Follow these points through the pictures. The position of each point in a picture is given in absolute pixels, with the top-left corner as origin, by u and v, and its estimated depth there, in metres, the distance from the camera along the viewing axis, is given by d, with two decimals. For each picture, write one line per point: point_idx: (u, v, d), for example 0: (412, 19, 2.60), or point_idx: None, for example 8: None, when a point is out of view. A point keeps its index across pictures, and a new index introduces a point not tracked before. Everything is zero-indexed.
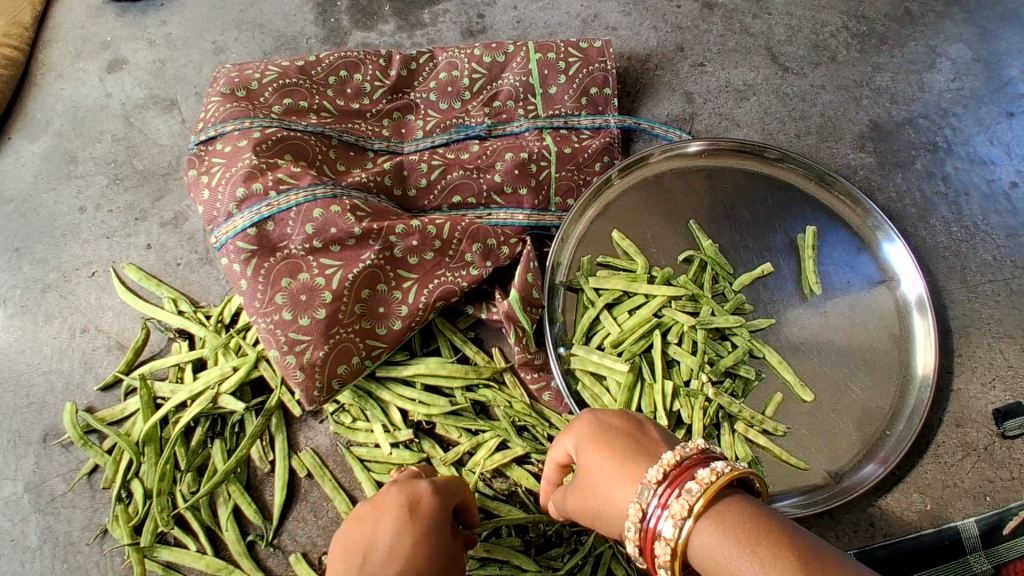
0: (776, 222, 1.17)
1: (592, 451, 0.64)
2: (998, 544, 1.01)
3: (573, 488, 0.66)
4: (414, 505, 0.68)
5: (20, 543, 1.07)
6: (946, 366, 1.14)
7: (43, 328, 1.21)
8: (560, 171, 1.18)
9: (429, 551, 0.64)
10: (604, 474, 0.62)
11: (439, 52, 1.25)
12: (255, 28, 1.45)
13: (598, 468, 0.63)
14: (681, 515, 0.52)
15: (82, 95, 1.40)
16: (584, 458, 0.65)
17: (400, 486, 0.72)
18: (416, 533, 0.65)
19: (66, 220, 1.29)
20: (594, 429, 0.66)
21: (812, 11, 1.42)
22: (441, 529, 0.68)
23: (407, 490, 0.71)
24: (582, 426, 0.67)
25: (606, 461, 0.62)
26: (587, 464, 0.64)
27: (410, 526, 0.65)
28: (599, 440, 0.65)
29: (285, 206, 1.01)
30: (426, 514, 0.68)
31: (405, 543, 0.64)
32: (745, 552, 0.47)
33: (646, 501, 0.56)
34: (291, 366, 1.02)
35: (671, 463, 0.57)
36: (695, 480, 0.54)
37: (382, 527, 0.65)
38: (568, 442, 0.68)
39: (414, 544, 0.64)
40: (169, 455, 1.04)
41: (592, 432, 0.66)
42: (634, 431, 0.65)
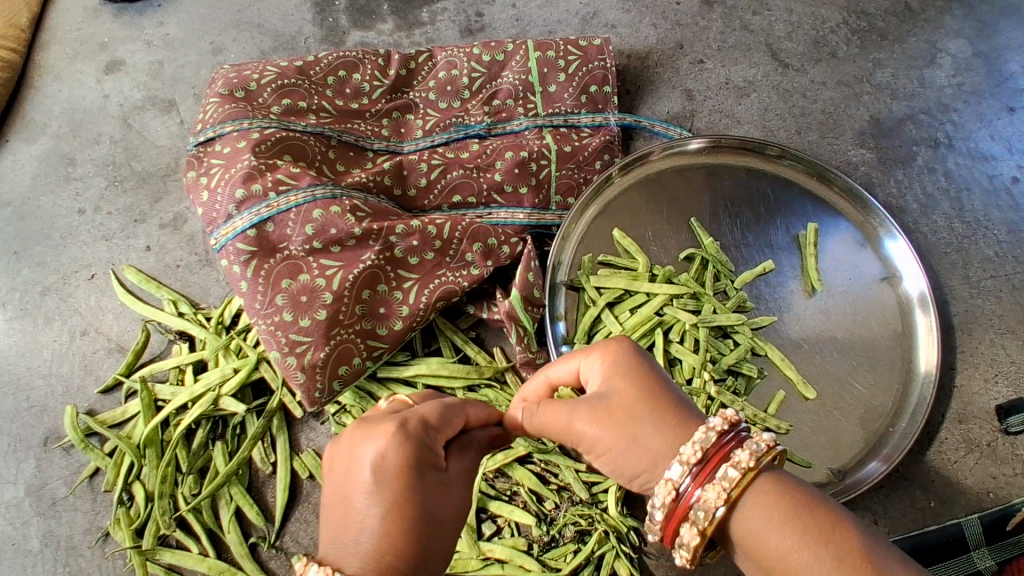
0: (777, 219, 1.17)
1: (631, 384, 0.63)
2: (1002, 540, 0.99)
3: (588, 406, 0.63)
4: (386, 461, 0.54)
5: (22, 547, 1.07)
6: (949, 362, 1.14)
7: (43, 331, 1.21)
8: (561, 170, 1.17)
9: (412, 523, 0.53)
10: (645, 416, 0.61)
11: (439, 51, 1.24)
12: (253, 28, 1.44)
13: (636, 405, 0.62)
14: (727, 488, 0.53)
15: (80, 97, 1.40)
16: (617, 388, 0.63)
17: (364, 429, 0.57)
18: (394, 504, 0.53)
19: (65, 224, 1.28)
20: (631, 361, 0.65)
21: (812, 7, 1.41)
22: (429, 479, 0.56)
23: (376, 438, 0.56)
24: (616, 354, 0.65)
25: (648, 402, 0.61)
26: (618, 396, 0.62)
27: (384, 500, 0.53)
28: (641, 374, 0.64)
29: (284, 207, 1.01)
30: (407, 473, 0.55)
31: (381, 520, 0.52)
32: (800, 540, 0.49)
33: (690, 461, 0.56)
34: (292, 367, 1.02)
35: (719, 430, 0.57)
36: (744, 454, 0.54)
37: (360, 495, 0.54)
38: (594, 365, 0.66)
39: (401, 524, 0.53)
40: (170, 458, 1.04)
41: (628, 371, 0.64)
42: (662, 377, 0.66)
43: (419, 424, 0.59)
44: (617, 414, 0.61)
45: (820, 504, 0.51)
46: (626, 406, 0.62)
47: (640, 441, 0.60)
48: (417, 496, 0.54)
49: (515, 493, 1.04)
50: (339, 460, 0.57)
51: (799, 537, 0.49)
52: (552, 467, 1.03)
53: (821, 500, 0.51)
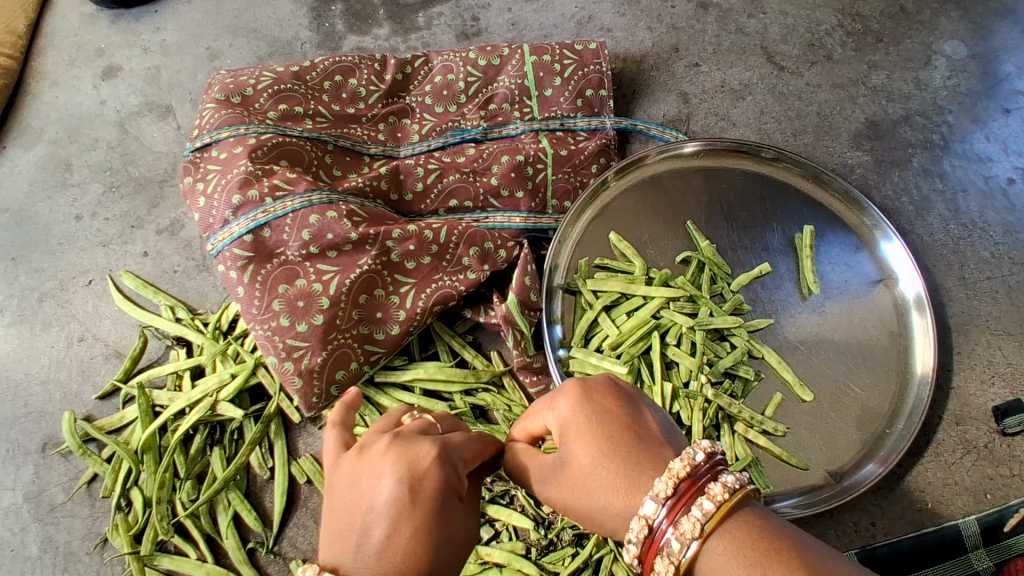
0: (774, 221, 1.17)
1: (585, 441, 0.60)
2: (999, 542, 0.99)
3: (552, 475, 0.63)
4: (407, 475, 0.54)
5: (21, 553, 1.07)
6: (946, 364, 1.14)
7: (41, 337, 1.21)
8: (557, 173, 1.17)
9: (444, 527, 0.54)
10: (600, 476, 0.59)
11: (435, 56, 1.24)
12: (249, 33, 1.44)
13: (599, 450, 0.59)
14: (690, 536, 0.53)
15: (76, 103, 1.40)
16: (574, 452, 0.61)
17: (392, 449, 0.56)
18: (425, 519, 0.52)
19: (62, 229, 1.28)
20: (589, 414, 0.61)
21: (807, 10, 1.42)
22: (449, 444, 0.58)
23: (406, 456, 0.54)
24: (573, 405, 0.62)
25: (611, 455, 0.59)
26: (576, 457, 0.61)
27: (404, 499, 0.52)
28: (597, 431, 0.60)
29: (281, 212, 1.01)
30: (411, 453, 0.55)
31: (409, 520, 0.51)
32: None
33: (651, 516, 0.55)
34: (289, 373, 1.02)
35: (679, 475, 0.56)
36: (708, 497, 0.53)
37: (357, 494, 0.53)
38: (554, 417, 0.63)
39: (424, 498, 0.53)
40: (168, 463, 1.04)
41: (587, 422, 0.61)
42: (627, 408, 0.62)
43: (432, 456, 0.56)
44: (573, 480, 0.61)
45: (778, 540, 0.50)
46: (577, 468, 0.61)
47: (600, 506, 0.60)
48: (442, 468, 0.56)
49: (512, 497, 1.04)
50: (362, 470, 0.54)
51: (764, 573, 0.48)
52: None
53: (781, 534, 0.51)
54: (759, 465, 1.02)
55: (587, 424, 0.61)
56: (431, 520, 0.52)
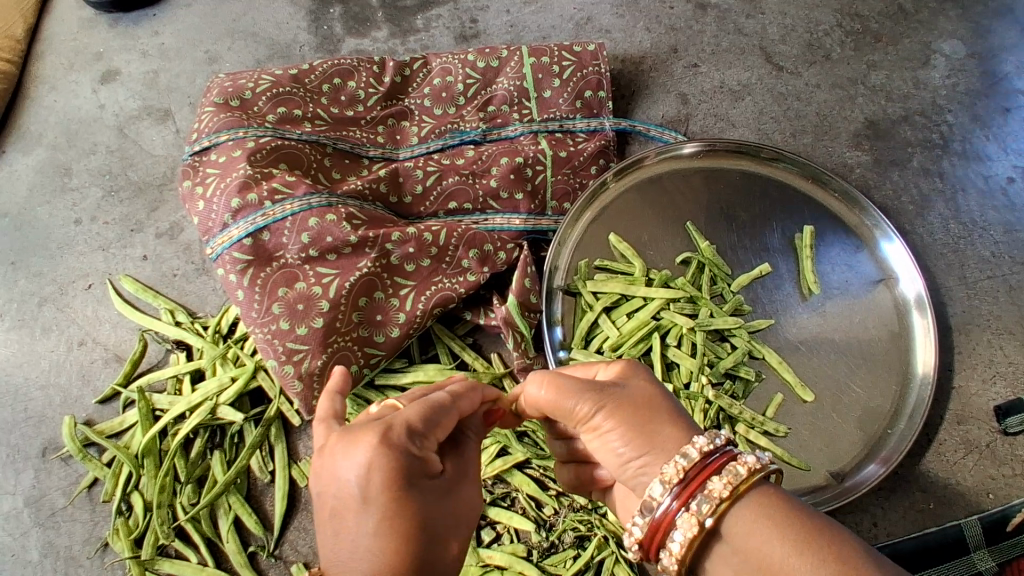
0: (773, 222, 1.17)
1: (649, 377, 0.65)
2: (1002, 542, 0.99)
3: (606, 390, 0.63)
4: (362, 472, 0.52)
5: (21, 558, 1.06)
6: (947, 364, 1.14)
7: (41, 341, 1.21)
8: (556, 175, 1.17)
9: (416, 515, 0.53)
10: (661, 405, 0.62)
11: (433, 58, 1.24)
12: (248, 36, 1.44)
13: (658, 390, 0.64)
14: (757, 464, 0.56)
15: (75, 107, 1.40)
16: (635, 382, 0.64)
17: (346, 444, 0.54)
18: (389, 518, 0.51)
19: (61, 233, 1.28)
20: (650, 372, 0.67)
21: (806, 9, 1.42)
22: (400, 427, 0.55)
23: (357, 455, 0.53)
24: (637, 363, 0.68)
25: (669, 399, 0.63)
26: (636, 384, 0.64)
27: (366, 503, 0.51)
28: (658, 376, 0.66)
29: (280, 215, 1.01)
30: (361, 448, 0.53)
31: (374, 521, 0.51)
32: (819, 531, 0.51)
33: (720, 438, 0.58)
34: (289, 376, 1.02)
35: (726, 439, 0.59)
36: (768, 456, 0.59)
37: (325, 494, 0.54)
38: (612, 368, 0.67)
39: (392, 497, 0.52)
40: (168, 467, 1.04)
41: (649, 374, 0.66)
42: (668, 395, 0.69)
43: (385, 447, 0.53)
44: (629, 401, 0.62)
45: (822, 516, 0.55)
46: (634, 395, 0.63)
47: (655, 433, 0.60)
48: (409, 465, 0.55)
49: (513, 499, 1.04)
50: (324, 472, 0.54)
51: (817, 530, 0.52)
52: (550, 474, 1.04)
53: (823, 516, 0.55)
54: None
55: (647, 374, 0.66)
56: (397, 514, 0.52)
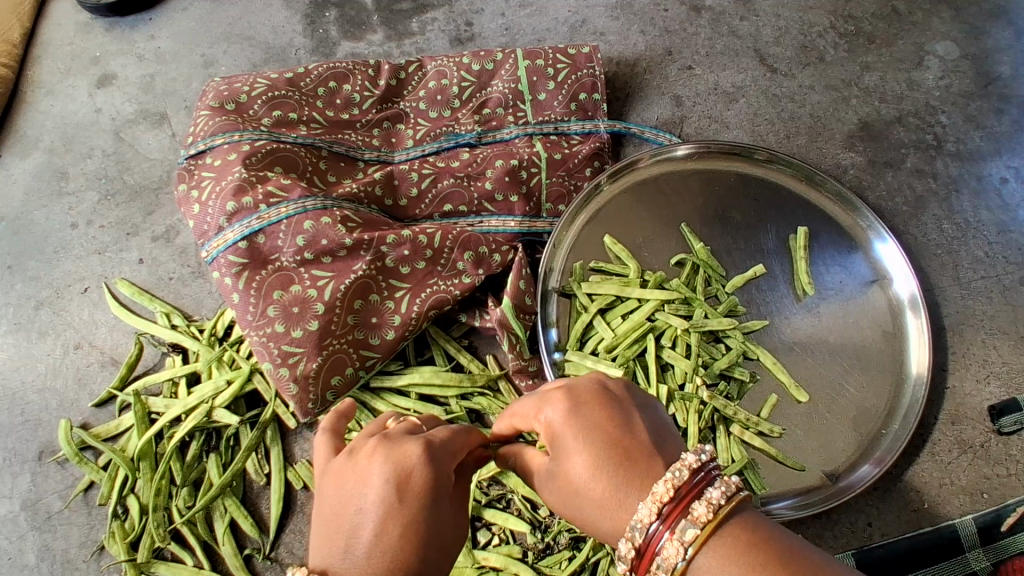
0: (767, 223, 1.17)
1: (582, 450, 0.60)
2: (997, 541, 0.99)
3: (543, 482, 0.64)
4: (387, 480, 0.53)
5: (18, 561, 1.06)
6: (941, 364, 1.14)
7: (37, 346, 1.21)
8: (551, 177, 1.18)
9: (429, 519, 0.53)
10: (594, 492, 0.58)
11: (428, 61, 1.25)
12: (244, 40, 1.45)
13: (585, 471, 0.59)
14: (704, 520, 0.53)
15: (72, 111, 1.40)
16: (559, 465, 0.61)
17: (380, 461, 0.55)
18: (407, 518, 0.52)
19: (58, 237, 1.29)
20: (577, 427, 0.60)
21: (800, 12, 1.42)
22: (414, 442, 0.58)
23: (391, 464, 0.55)
24: (561, 418, 0.61)
25: (597, 479, 0.58)
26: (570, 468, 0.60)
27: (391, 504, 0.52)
28: (594, 444, 0.60)
29: (275, 218, 1.01)
30: (396, 452, 0.56)
31: (395, 523, 0.52)
32: None
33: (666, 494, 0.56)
34: (285, 379, 1.02)
35: (691, 466, 0.57)
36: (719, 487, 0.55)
37: (344, 504, 0.53)
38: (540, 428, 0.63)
39: (398, 504, 0.53)
40: (164, 470, 1.04)
41: (574, 440, 0.60)
42: (618, 424, 0.61)
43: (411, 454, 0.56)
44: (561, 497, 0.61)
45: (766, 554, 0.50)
46: (563, 484, 0.61)
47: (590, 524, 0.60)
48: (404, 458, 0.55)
49: (509, 501, 1.04)
50: (350, 471, 0.55)
51: None
52: None
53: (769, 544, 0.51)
54: (755, 467, 1.02)
55: (573, 441, 0.60)
56: (414, 516, 0.53)
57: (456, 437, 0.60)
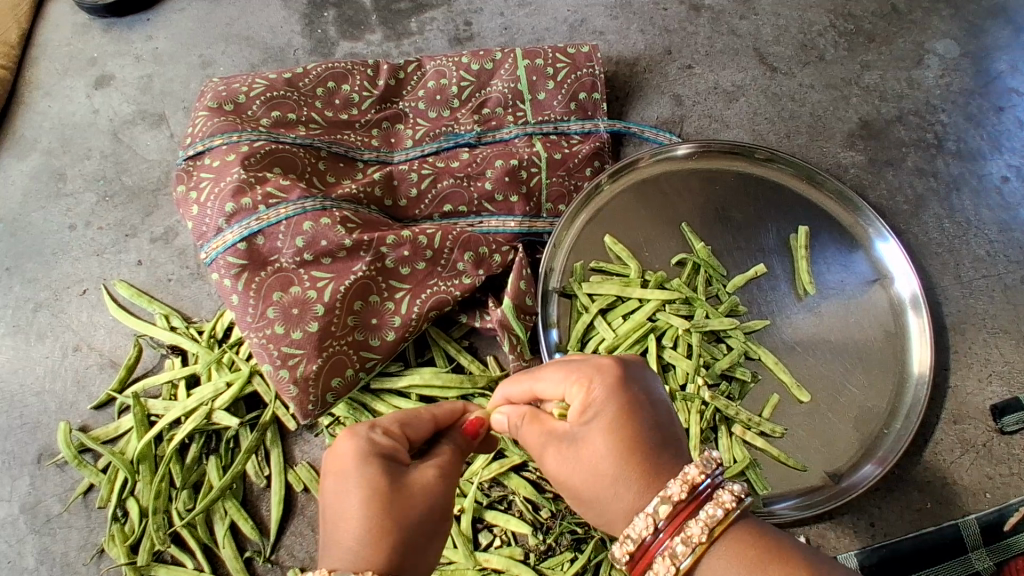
0: (768, 222, 1.17)
1: (603, 430, 0.62)
2: (999, 541, 0.99)
3: (562, 446, 0.64)
4: (355, 460, 0.62)
5: (17, 565, 1.06)
6: (943, 363, 1.14)
7: (35, 348, 1.20)
8: (551, 177, 1.17)
9: (396, 483, 0.62)
10: (612, 465, 0.61)
11: (427, 61, 1.24)
12: (242, 40, 1.44)
13: (615, 441, 0.61)
14: (697, 541, 0.55)
15: (69, 112, 1.40)
16: (589, 433, 0.63)
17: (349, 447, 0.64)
18: (377, 486, 0.61)
19: (56, 239, 1.28)
20: (615, 402, 0.63)
21: (799, 10, 1.42)
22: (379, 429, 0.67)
23: (357, 447, 0.64)
24: (601, 389, 0.64)
25: (625, 455, 0.61)
26: (588, 442, 0.62)
27: (360, 478, 0.61)
28: (615, 426, 0.62)
29: (274, 219, 1.01)
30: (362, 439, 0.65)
31: (368, 492, 0.60)
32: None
33: (660, 514, 0.57)
34: (285, 381, 1.02)
35: (692, 481, 0.58)
36: (716, 505, 0.57)
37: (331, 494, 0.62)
38: (574, 395, 0.65)
39: (375, 488, 0.60)
40: (164, 473, 1.04)
41: (609, 412, 0.62)
42: (651, 409, 0.64)
43: (375, 434, 0.66)
44: (582, 464, 0.63)
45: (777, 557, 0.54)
46: (588, 451, 0.62)
47: (604, 497, 0.62)
48: (377, 450, 0.64)
49: (510, 502, 1.04)
50: (332, 464, 0.64)
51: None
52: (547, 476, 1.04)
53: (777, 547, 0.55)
54: (757, 467, 1.02)
55: (608, 413, 0.63)
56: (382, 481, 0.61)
57: (416, 421, 0.70)
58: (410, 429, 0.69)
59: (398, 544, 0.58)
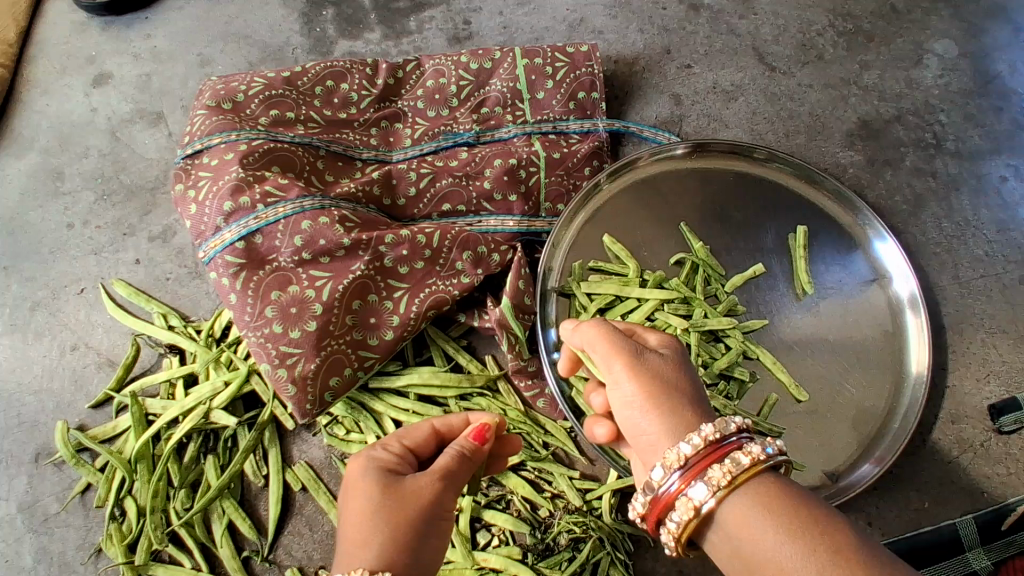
0: (767, 222, 1.17)
1: (675, 356, 0.68)
2: (997, 540, 0.99)
3: (636, 350, 0.68)
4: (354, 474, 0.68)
5: (14, 564, 1.06)
6: (941, 363, 1.14)
7: (33, 347, 1.20)
8: (550, 177, 1.17)
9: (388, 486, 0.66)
10: (680, 381, 0.66)
11: (426, 60, 1.24)
12: (240, 39, 1.44)
13: (684, 369, 0.67)
14: (717, 485, 0.57)
15: (67, 110, 1.40)
16: (664, 354, 0.68)
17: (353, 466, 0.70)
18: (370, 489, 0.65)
19: (54, 238, 1.28)
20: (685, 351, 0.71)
21: (798, 10, 1.42)
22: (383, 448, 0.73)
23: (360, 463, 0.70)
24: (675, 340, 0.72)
25: (691, 382, 0.66)
26: (658, 358, 0.67)
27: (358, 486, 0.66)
28: (684, 360, 0.69)
29: (272, 219, 1.01)
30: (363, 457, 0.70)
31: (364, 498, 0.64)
32: (786, 535, 0.52)
33: (685, 457, 0.59)
34: (283, 380, 1.01)
35: (718, 433, 0.60)
36: (743, 456, 0.58)
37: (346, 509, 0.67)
38: (651, 337, 0.72)
39: (370, 493, 0.64)
40: (162, 472, 1.04)
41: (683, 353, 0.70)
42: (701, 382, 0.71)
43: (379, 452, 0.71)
44: (654, 370, 0.66)
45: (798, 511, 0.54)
46: (661, 365, 0.67)
47: (670, 403, 0.64)
48: (376, 462, 0.69)
49: (509, 502, 1.04)
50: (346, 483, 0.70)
51: (789, 534, 0.52)
52: (544, 475, 1.05)
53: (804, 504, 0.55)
54: None
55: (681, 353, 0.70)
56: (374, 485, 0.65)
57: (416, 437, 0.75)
58: (411, 443, 0.74)
59: (387, 544, 0.60)
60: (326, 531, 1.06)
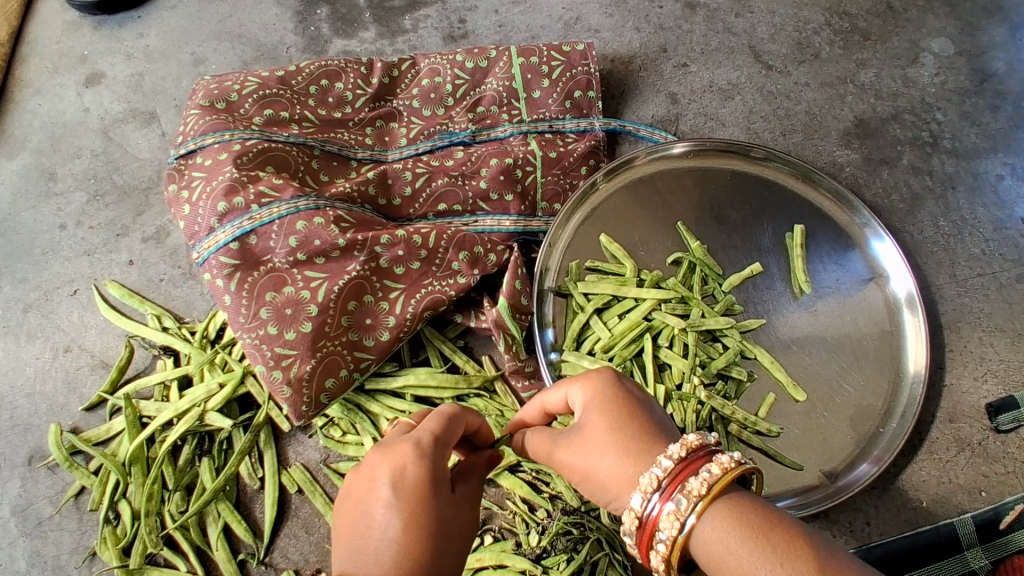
0: (764, 221, 1.16)
1: (602, 411, 0.64)
2: (995, 539, 0.99)
3: (565, 438, 0.66)
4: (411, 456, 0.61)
5: (8, 568, 1.05)
6: (938, 362, 1.14)
7: (25, 349, 1.19)
8: (546, 176, 1.17)
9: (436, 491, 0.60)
10: (616, 440, 0.62)
11: (421, 59, 1.23)
12: (233, 38, 1.43)
13: (613, 423, 0.63)
14: (671, 532, 0.55)
15: (59, 111, 1.38)
16: (590, 417, 0.64)
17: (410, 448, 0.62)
18: (418, 483, 0.59)
19: (46, 239, 1.27)
20: (604, 389, 0.65)
21: (795, 8, 1.42)
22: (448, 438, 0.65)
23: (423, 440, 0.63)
24: (592, 385, 0.66)
25: (623, 433, 0.62)
26: (582, 429, 0.64)
27: (410, 470, 0.60)
28: (616, 408, 0.64)
29: (267, 219, 1.00)
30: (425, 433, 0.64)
31: (412, 490, 0.58)
32: (754, 558, 0.49)
33: (637, 510, 0.58)
34: (278, 382, 1.01)
35: (655, 480, 0.57)
36: (684, 494, 0.55)
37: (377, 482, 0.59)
38: (576, 395, 0.67)
39: (416, 488, 0.59)
40: (157, 475, 1.03)
41: (607, 400, 0.65)
42: (642, 408, 0.65)
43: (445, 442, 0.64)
44: (585, 448, 0.63)
45: (768, 527, 0.51)
46: (589, 437, 0.63)
47: (611, 472, 0.61)
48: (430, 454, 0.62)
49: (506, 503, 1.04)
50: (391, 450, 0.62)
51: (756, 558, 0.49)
52: (542, 475, 1.03)
53: (771, 518, 0.52)
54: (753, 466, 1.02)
55: (604, 402, 0.65)
56: (424, 481, 0.60)
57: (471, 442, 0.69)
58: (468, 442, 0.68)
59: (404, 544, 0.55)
60: (322, 534, 1.05)
